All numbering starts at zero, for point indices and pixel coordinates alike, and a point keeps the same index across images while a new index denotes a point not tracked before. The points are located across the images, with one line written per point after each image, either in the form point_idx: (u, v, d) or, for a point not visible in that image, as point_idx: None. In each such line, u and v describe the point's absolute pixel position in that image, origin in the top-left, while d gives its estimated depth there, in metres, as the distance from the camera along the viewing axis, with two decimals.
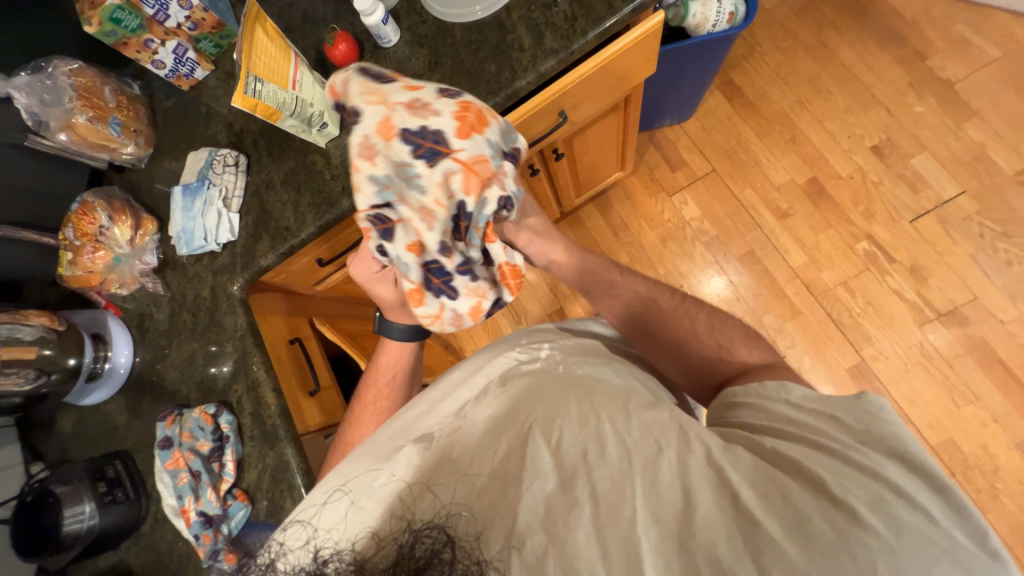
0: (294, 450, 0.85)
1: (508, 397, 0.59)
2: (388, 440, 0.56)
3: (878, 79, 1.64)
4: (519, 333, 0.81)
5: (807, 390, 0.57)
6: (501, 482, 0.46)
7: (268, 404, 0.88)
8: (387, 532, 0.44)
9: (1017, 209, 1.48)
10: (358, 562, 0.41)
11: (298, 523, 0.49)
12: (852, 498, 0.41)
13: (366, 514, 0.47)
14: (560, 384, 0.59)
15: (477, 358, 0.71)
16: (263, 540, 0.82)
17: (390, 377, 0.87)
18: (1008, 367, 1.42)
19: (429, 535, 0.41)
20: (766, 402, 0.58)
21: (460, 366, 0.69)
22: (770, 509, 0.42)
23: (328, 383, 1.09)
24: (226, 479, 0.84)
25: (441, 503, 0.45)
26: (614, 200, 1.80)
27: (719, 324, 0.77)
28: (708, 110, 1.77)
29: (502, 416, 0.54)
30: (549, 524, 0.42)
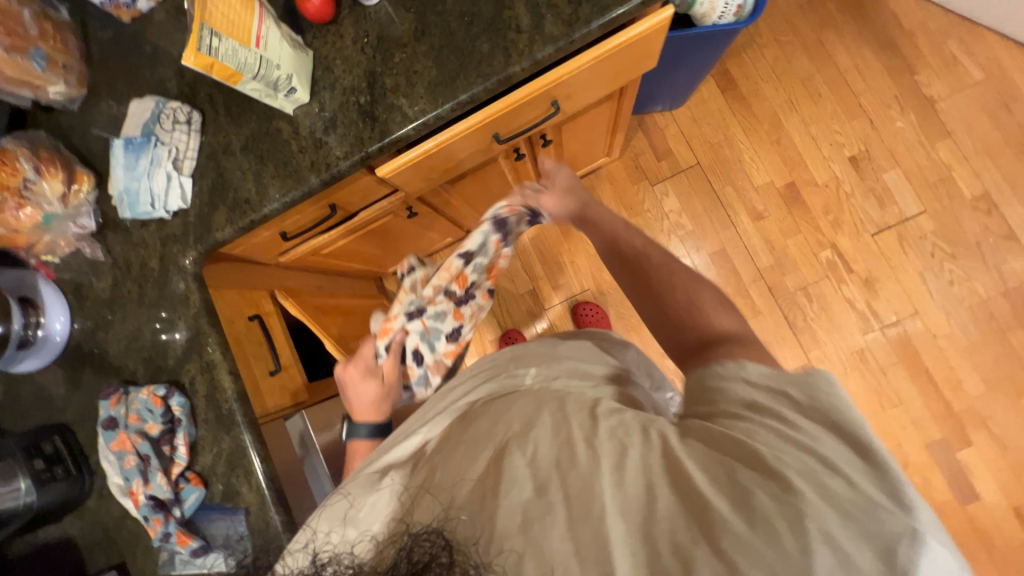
0: (251, 436, 0.83)
1: (485, 410, 0.60)
2: (375, 461, 0.60)
3: (867, 87, 1.64)
4: (514, 347, 0.83)
5: (757, 366, 0.56)
6: (479, 490, 0.48)
7: (224, 387, 0.84)
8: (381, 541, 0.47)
9: (967, 232, 1.57)
10: (356, 565, 0.44)
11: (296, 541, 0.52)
12: (800, 481, 0.44)
13: (357, 524, 0.50)
14: (536, 395, 0.61)
15: (464, 379, 0.74)
16: (217, 523, 0.81)
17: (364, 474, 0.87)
18: (932, 377, 1.56)
19: (427, 539, 0.44)
20: (720, 380, 0.57)
21: (446, 389, 0.72)
22: (720, 489, 0.45)
23: (288, 361, 1.05)
24: (178, 463, 0.81)
25: (434, 504, 0.49)
26: (596, 183, 1.77)
27: (698, 289, 0.72)
28: (700, 99, 1.73)
29: (485, 425, 0.56)
30: (524, 527, 0.45)
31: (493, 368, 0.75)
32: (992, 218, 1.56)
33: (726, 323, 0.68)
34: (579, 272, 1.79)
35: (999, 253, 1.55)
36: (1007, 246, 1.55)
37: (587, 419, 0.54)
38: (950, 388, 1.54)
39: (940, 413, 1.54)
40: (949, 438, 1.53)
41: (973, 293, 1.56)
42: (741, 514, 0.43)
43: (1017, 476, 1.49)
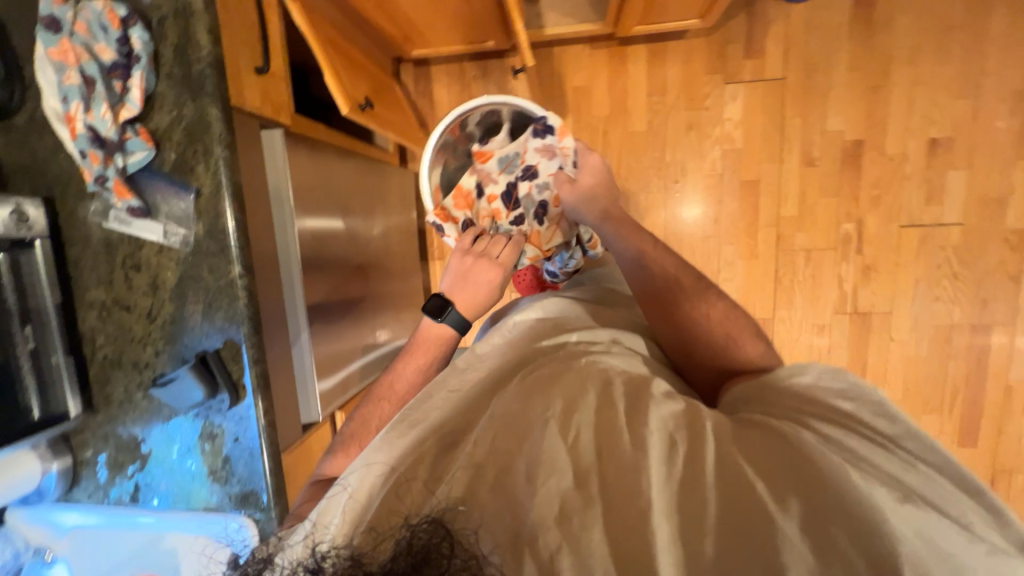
0: (220, 114, 0.72)
1: (502, 399, 0.60)
2: (406, 430, 0.59)
3: (998, 68, 1.44)
4: (544, 325, 0.84)
5: (825, 368, 0.61)
6: (503, 480, 0.49)
7: (200, 45, 0.70)
8: (384, 527, 0.47)
9: (983, 260, 1.54)
10: (355, 557, 0.43)
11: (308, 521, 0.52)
12: (843, 476, 0.46)
13: (361, 505, 0.51)
14: (569, 375, 0.62)
15: (503, 366, 0.70)
16: (163, 192, 0.75)
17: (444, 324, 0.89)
18: (864, 371, 1.65)
19: (425, 528, 0.45)
20: (778, 391, 0.61)
21: (496, 366, 0.71)
22: (767, 474, 0.48)
23: (279, 72, 0.90)
24: (129, 108, 0.70)
25: (451, 494, 0.49)
26: (669, 55, 1.55)
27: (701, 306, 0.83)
28: (827, 4, 1.47)
29: (518, 408, 0.57)
30: (560, 519, 0.46)
31: (524, 343, 0.78)
32: (1014, 255, 1.52)
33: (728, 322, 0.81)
34: (606, 145, 1.64)
35: (993, 289, 1.55)
36: (1007, 286, 1.54)
37: (585, 399, 0.57)
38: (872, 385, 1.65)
39: None
40: None
41: (947, 315, 1.58)
42: (672, 495, 0.48)
43: None
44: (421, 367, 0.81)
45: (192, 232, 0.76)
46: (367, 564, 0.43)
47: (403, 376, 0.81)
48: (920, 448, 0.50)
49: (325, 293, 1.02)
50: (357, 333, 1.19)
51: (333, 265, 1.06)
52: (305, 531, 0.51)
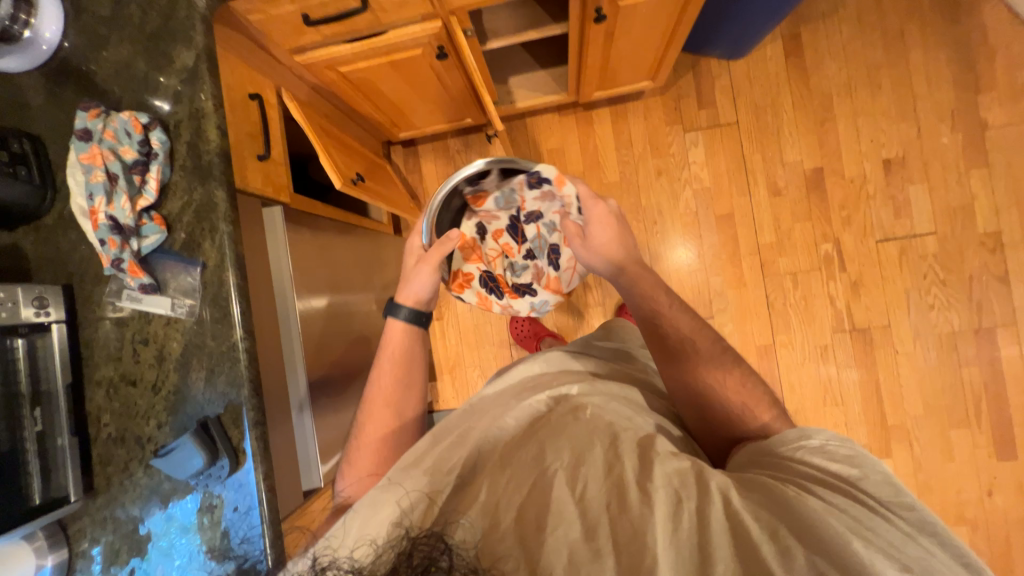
0: (225, 195, 0.81)
1: (517, 441, 0.62)
2: (422, 458, 0.60)
3: (928, 93, 1.59)
4: (553, 374, 0.87)
5: (826, 437, 0.62)
6: (521, 518, 0.51)
7: (209, 139, 0.81)
8: (385, 541, 0.47)
9: (966, 265, 1.57)
10: (356, 569, 0.44)
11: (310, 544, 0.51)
12: (843, 547, 0.48)
13: (365, 521, 0.50)
14: (582, 427, 0.64)
15: (518, 405, 0.72)
16: (172, 269, 0.81)
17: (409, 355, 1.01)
18: (878, 388, 1.61)
19: (427, 543, 0.46)
20: (783, 457, 0.62)
21: (512, 405, 0.73)
22: (766, 529, 0.51)
23: (279, 157, 1.02)
24: (146, 198, 0.79)
25: (462, 526, 0.50)
26: (630, 113, 1.72)
27: (710, 365, 0.86)
28: (762, 57, 1.66)
29: (537, 452, 0.59)
30: (571, 568, 0.47)
31: (533, 388, 0.80)
32: (994, 257, 1.56)
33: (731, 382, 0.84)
34: None
35: (985, 292, 1.56)
36: (997, 288, 1.56)
37: (595, 455, 0.58)
38: (891, 402, 1.60)
39: (874, 422, 1.61)
40: (873, 446, 1.60)
41: (946, 322, 1.58)
42: (677, 550, 0.49)
43: (919, 495, 1.58)
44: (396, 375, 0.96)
45: (197, 302, 0.81)
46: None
47: (385, 380, 0.97)
48: (918, 526, 0.51)
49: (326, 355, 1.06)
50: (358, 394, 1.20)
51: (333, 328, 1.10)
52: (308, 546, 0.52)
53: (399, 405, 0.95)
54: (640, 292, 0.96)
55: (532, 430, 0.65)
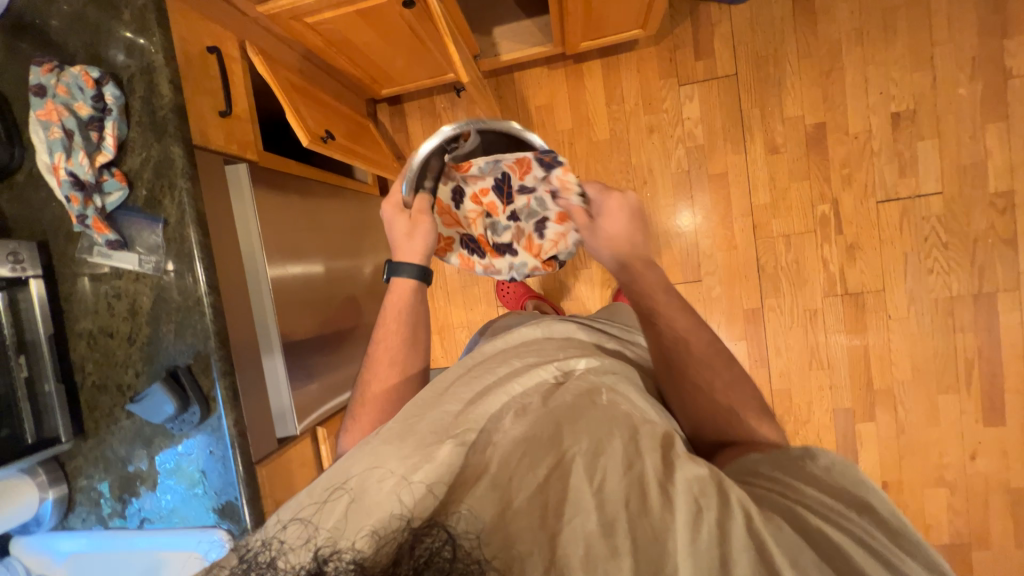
0: (181, 150, 0.81)
1: (527, 417, 0.54)
2: (428, 433, 0.53)
3: (948, 38, 1.46)
4: (557, 345, 0.79)
5: (836, 461, 0.51)
6: (539, 506, 0.44)
7: (162, 94, 0.80)
8: (386, 527, 0.42)
9: (972, 227, 1.50)
10: (358, 562, 0.39)
11: (297, 520, 0.44)
12: None
13: (361, 508, 0.44)
14: (597, 408, 0.55)
15: (528, 381, 0.64)
16: (137, 225, 0.83)
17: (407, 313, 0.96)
18: (867, 353, 1.59)
19: (431, 535, 0.41)
20: (788, 478, 0.51)
21: (520, 379, 0.64)
22: (789, 558, 0.42)
23: (244, 114, 1.01)
24: (104, 154, 0.80)
25: (469, 512, 0.43)
26: (623, 65, 1.64)
27: (702, 367, 0.79)
28: (767, 1, 1.54)
29: (555, 429, 0.51)
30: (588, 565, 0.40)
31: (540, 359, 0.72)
32: (1003, 218, 1.48)
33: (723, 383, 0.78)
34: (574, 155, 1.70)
35: (989, 256, 1.49)
36: (1003, 251, 1.49)
37: (615, 445, 0.49)
38: (879, 367, 1.58)
39: (860, 386, 1.60)
40: (857, 409, 1.60)
41: (945, 287, 1.53)
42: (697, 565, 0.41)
43: (900, 457, 1.59)
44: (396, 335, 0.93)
45: (163, 258, 0.83)
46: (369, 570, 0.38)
47: (388, 340, 0.95)
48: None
49: (301, 312, 1.09)
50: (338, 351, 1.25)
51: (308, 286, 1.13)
52: (295, 515, 0.45)
53: (404, 364, 0.94)
54: (640, 287, 0.85)
55: (549, 405, 0.56)
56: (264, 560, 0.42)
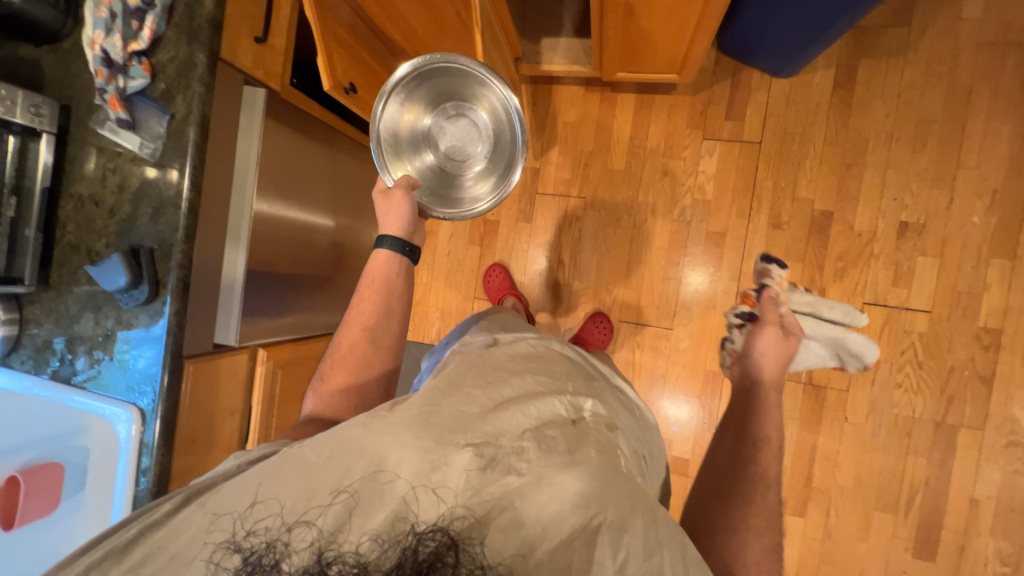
0: (205, 58, 0.89)
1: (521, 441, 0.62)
2: (433, 434, 0.60)
3: (975, 165, 1.45)
4: (566, 367, 0.84)
5: None
6: (528, 531, 0.55)
7: (204, 5, 0.89)
8: (391, 532, 0.53)
9: (951, 354, 1.47)
10: (361, 564, 0.50)
11: (302, 523, 0.54)
12: None
13: (366, 517, 0.54)
14: (585, 447, 0.64)
15: (523, 393, 0.70)
16: (148, 113, 0.91)
17: (386, 284, 1.01)
18: (814, 447, 1.56)
19: (433, 539, 0.53)
20: None
21: (515, 390, 0.70)
22: None
23: (278, 46, 1.09)
24: (138, 42, 0.88)
25: (472, 521, 0.55)
26: (655, 106, 1.68)
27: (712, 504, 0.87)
28: (808, 83, 1.56)
29: (545, 460, 0.60)
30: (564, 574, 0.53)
31: (554, 378, 0.77)
32: (985, 354, 1.45)
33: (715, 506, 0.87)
34: (586, 177, 1.75)
35: (961, 388, 1.46)
36: (976, 387, 1.46)
37: (636, 527, 0.57)
38: (822, 466, 1.55)
39: (798, 479, 1.57)
40: (789, 500, 1.57)
41: (909, 406, 1.50)
42: None
43: (819, 561, 1.55)
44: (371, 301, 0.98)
45: (161, 148, 0.91)
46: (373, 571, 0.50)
47: (363, 306, 0.99)
48: None
49: (276, 238, 1.16)
50: (302, 287, 1.31)
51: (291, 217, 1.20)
52: (297, 517, 0.54)
53: (374, 331, 0.98)
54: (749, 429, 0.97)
55: (544, 434, 0.64)
56: (272, 560, 0.52)
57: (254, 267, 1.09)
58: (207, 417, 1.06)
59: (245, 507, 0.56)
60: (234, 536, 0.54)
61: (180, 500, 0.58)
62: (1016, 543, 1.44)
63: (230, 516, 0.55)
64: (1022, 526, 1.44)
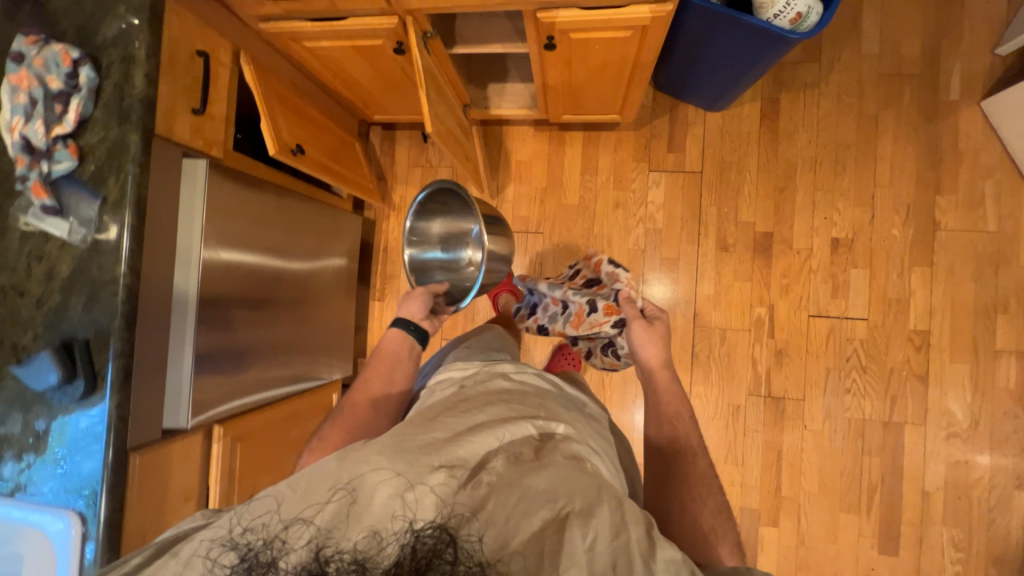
0: (138, 139, 0.86)
1: (502, 454, 0.63)
2: (420, 446, 0.60)
3: (889, 183, 1.60)
4: (541, 398, 0.86)
5: None
6: (524, 530, 0.52)
7: (135, 84, 0.86)
8: (387, 530, 0.50)
9: (889, 356, 1.59)
10: (359, 561, 0.47)
11: (298, 520, 0.51)
12: None
13: (359, 514, 0.51)
14: (566, 458, 0.64)
15: (503, 416, 0.72)
16: (75, 196, 0.86)
17: (396, 356, 1.01)
18: (780, 457, 1.63)
19: (433, 537, 0.49)
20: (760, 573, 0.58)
21: (493, 414, 0.72)
22: None
23: (219, 115, 1.07)
24: (63, 126, 0.84)
25: (467, 517, 0.52)
26: (602, 142, 1.76)
27: (663, 492, 0.90)
28: (738, 116, 1.69)
29: (529, 469, 0.60)
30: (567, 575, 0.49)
31: (525, 405, 0.78)
32: (918, 355, 1.58)
33: (678, 499, 0.87)
34: (543, 212, 1.79)
35: (902, 388, 1.58)
36: (914, 386, 1.57)
37: (604, 512, 0.55)
38: (789, 474, 1.62)
39: (769, 490, 1.63)
40: (762, 511, 1.63)
41: (859, 409, 1.60)
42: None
43: (796, 568, 1.61)
44: (381, 370, 0.98)
45: (92, 233, 0.86)
46: (371, 569, 0.46)
47: (372, 376, 0.97)
48: None
49: (232, 308, 1.10)
50: (268, 353, 1.25)
51: (245, 284, 1.14)
52: (297, 514, 0.52)
53: (378, 403, 0.94)
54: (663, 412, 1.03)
55: (525, 449, 0.65)
56: (266, 561, 0.48)
57: (206, 342, 1.04)
58: (158, 509, 0.99)
59: (244, 503, 0.54)
60: (227, 537, 0.51)
61: (151, 554, 0.53)
62: (967, 529, 1.54)
63: (229, 517, 0.53)
64: (970, 513, 1.54)
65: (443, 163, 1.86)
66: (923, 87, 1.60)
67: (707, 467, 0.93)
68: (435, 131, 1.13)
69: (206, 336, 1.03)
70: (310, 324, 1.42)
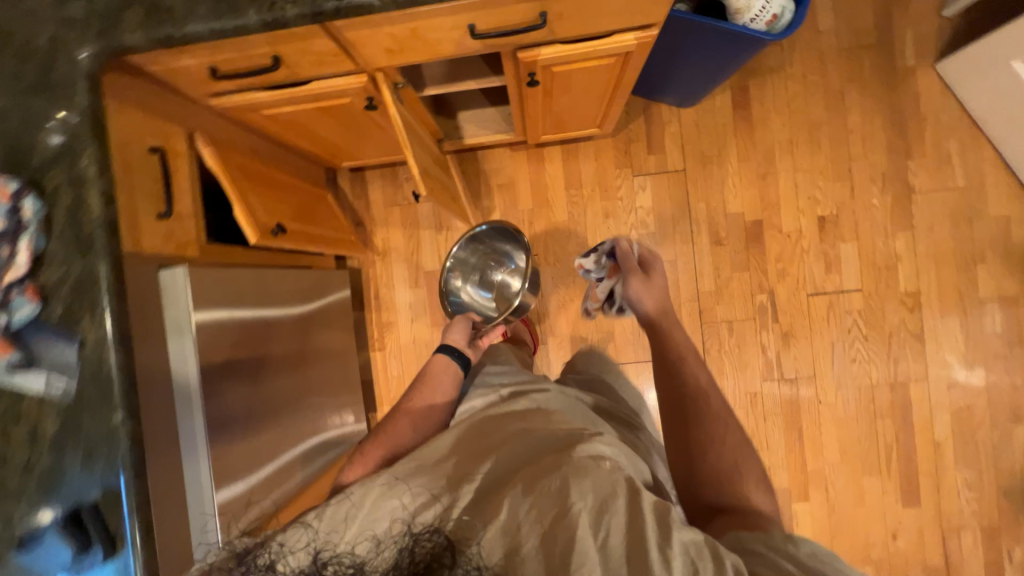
0: (108, 268, 0.76)
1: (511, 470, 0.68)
2: (431, 476, 0.67)
3: (863, 154, 1.64)
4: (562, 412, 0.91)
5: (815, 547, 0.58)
6: (527, 533, 0.56)
7: (91, 207, 0.76)
8: (388, 537, 0.56)
9: (886, 321, 1.65)
10: (358, 564, 0.52)
11: (305, 530, 0.57)
12: None
13: (365, 528, 0.58)
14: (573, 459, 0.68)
15: (517, 436, 0.78)
16: (45, 344, 0.75)
17: (439, 378, 1.15)
18: (801, 434, 1.68)
19: (431, 541, 0.54)
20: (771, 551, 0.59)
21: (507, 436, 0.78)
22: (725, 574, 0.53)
23: (187, 211, 0.97)
24: (15, 269, 0.73)
25: (470, 527, 0.57)
26: (581, 153, 1.72)
27: (696, 459, 0.89)
28: (711, 108, 1.68)
29: (535, 473, 0.64)
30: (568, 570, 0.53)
31: (544, 421, 0.84)
32: (912, 315, 1.65)
33: (705, 451, 0.90)
34: (533, 233, 1.75)
35: (902, 348, 1.65)
36: (912, 344, 1.65)
37: (611, 507, 0.58)
38: (812, 448, 1.68)
39: (796, 467, 1.68)
40: (793, 489, 1.68)
41: (866, 375, 1.66)
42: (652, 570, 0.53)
43: (833, 535, 1.68)
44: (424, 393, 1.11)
45: (75, 382, 0.76)
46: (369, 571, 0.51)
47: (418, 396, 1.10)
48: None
49: (244, 397, 1.00)
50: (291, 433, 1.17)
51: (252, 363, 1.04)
52: (304, 529, 0.58)
53: (421, 420, 1.04)
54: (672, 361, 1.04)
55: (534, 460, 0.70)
56: (267, 562, 0.54)
57: (222, 445, 0.94)
58: None
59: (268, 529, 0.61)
60: (243, 550, 0.57)
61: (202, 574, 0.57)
62: (977, 468, 1.65)
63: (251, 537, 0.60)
64: (978, 453, 1.65)
65: (422, 198, 1.77)
66: (881, 55, 1.63)
67: (723, 402, 0.97)
68: (426, 190, 1.07)
69: (222, 439, 0.94)
70: (321, 393, 1.33)
